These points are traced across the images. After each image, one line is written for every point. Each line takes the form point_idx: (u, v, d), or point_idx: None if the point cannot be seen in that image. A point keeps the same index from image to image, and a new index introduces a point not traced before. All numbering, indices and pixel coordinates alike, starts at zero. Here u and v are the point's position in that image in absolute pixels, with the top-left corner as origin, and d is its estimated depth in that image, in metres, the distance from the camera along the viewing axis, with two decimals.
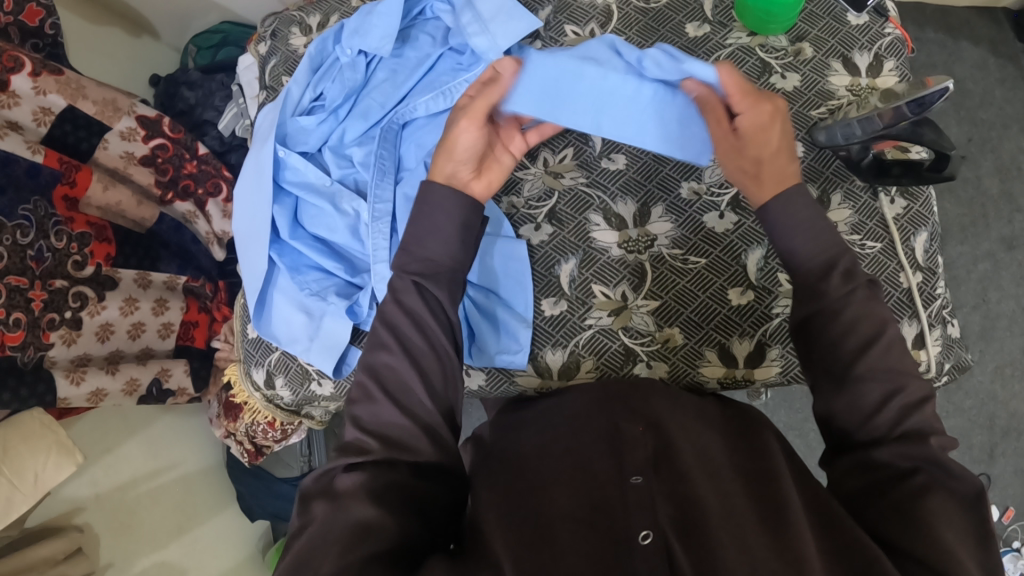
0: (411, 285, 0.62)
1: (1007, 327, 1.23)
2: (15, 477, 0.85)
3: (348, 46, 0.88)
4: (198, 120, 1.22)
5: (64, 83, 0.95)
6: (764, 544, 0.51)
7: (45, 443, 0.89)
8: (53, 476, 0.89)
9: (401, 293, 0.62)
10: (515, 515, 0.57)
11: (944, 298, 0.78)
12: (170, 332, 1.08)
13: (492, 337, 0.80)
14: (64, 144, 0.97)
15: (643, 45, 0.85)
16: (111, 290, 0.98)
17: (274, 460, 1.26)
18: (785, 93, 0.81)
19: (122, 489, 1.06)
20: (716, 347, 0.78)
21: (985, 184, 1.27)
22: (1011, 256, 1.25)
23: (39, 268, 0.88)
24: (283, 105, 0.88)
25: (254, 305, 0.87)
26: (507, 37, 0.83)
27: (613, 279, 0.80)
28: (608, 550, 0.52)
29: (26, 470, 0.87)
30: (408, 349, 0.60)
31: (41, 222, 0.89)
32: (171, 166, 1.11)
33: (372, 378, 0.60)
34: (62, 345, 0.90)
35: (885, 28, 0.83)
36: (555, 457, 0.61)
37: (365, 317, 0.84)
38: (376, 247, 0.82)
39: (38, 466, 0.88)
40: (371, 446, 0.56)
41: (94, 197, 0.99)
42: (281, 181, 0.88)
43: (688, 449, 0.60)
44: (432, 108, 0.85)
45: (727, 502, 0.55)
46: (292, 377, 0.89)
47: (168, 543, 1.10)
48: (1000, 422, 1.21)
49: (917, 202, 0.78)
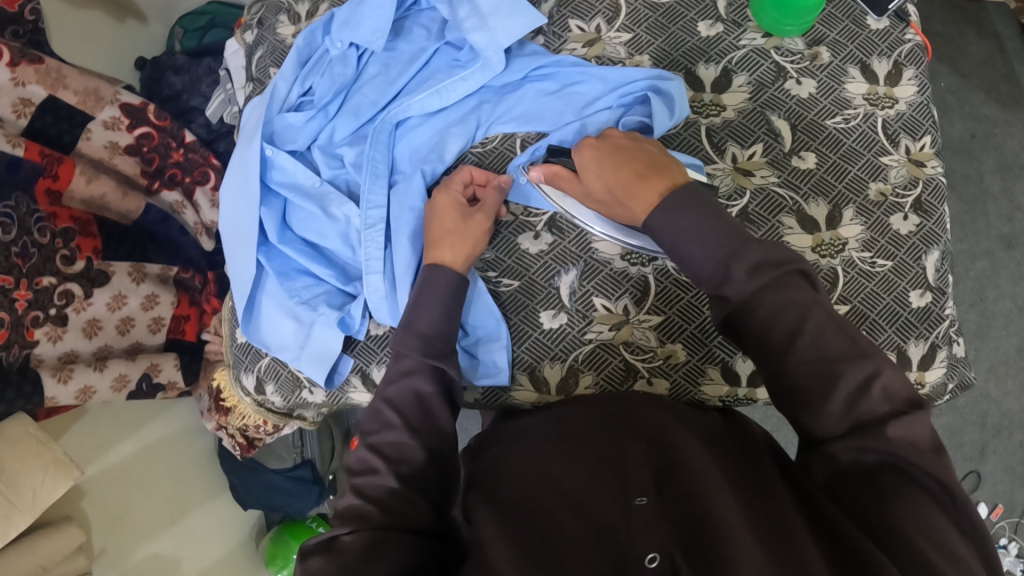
0: (421, 365, 0.65)
1: (1003, 326, 1.21)
2: (12, 494, 0.85)
3: (338, 39, 0.83)
4: (184, 107, 1.18)
5: (44, 72, 0.92)
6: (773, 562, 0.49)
7: (41, 460, 0.89)
8: (52, 492, 0.89)
9: (408, 374, 0.64)
10: (518, 539, 0.55)
11: (953, 317, 0.77)
12: (160, 327, 1.05)
13: (466, 362, 0.78)
14: (46, 137, 0.93)
15: (652, 43, 0.82)
16: (100, 287, 0.95)
17: (267, 451, 1.21)
18: (799, 100, 0.79)
19: (111, 482, 1.04)
20: (718, 365, 0.77)
21: (986, 182, 1.24)
22: (1010, 255, 1.22)
23: (25, 265, 0.85)
24: (270, 101, 0.83)
25: (242, 311, 0.85)
26: (508, 35, 0.79)
27: (615, 291, 0.77)
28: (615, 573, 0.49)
29: (22, 487, 0.87)
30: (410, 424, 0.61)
31: (23, 219, 0.86)
32: (158, 155, 1.08)
33: (375, 452, 0.61)
34: (48, 341, 0.87)
35: (906, 33, 0.81)
36: (553, 479, 0.59)
37: (358, 327, 0.82)
38: (368, 256, 0.79)
39: (35, 484, 0.88)
40: (373, 510, 0.56)
41: (79, 188, 0.96)
42: (269, 181, 0.84)
43: (693, 465, 0.58)
44: (426, 107, 0.81)
45: (738, 517, 0.52)
46: (282, 384, 0.86)
47: (160, 534, 1.09)
48: (992, 421, 1.19)
49: (931, 219, 0.77)
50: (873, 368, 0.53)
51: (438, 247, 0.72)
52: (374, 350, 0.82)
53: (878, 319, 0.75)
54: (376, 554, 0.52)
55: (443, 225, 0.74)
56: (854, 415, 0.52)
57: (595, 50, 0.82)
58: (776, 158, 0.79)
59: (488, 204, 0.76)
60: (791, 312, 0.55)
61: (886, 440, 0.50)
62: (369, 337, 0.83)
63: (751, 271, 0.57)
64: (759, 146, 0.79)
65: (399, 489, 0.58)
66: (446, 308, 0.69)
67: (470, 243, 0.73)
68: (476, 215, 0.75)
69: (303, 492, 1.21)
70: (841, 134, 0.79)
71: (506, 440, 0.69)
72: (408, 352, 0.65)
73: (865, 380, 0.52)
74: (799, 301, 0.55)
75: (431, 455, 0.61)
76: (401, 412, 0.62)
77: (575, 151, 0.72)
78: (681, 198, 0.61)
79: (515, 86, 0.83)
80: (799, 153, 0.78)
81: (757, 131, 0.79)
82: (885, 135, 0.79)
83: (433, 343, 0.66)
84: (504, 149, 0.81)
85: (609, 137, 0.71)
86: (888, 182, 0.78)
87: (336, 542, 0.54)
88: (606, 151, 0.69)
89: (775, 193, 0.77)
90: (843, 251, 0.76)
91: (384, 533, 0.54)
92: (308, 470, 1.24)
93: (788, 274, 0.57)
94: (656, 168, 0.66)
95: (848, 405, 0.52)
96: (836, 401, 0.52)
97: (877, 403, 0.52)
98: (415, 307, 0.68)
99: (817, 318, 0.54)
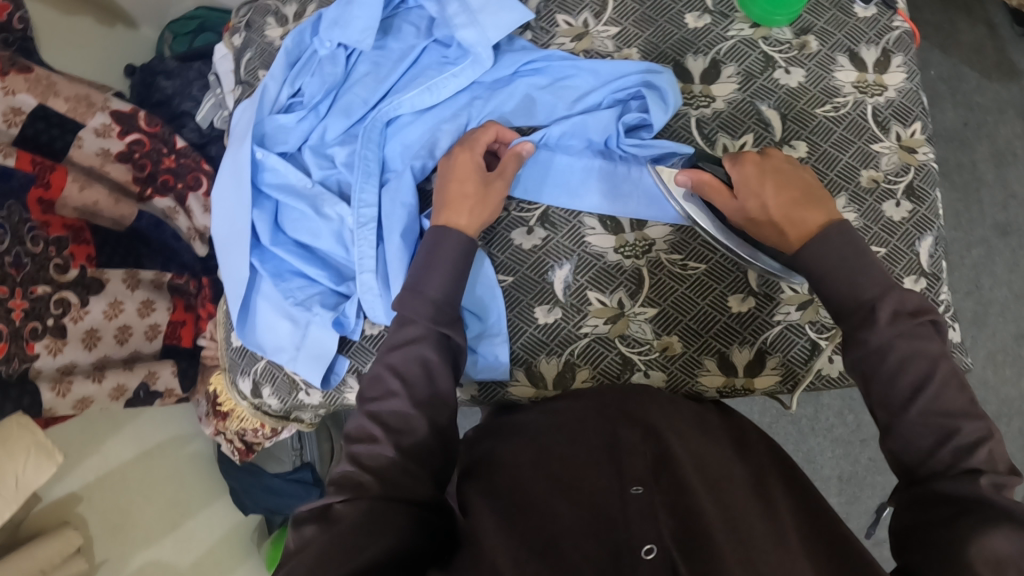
0: (429, 332, 0.65)
1: (999, 314, 1.21)
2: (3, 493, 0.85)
3: (327, 39, 0.83)
4: (176, 111, 1.18)
5: (34, 80, 0.93)
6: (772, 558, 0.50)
7: (24, 444, 0.83)
8: (35, 477, 0.84)
9: (415, 340, 0.64)
10: (517, 527, 0.55)
11: (947, 302, 0.78)
12: (157, 333, 1.05)
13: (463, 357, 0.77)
14: (38, 144, 0.93)
15: (640, 37, 0.82)
16: (96, 294, 0.94)
17: (266, 455, 1.22)
18: (789, 90, 0.80)
19: (112, 487, 1.03)
20: (715, 356, 0.77)
21: (980, 170, 1.24)
22: (1005, 243, 1.22)
23: (19, 275, 0.83)
24: (261, 102, 0.84)
25: (237, 314, 0.85)
26: (497, 31, 0.79)
27: (609, 285, 0.78)
28: (610, 563, 0.50)
29: (5, 473, 0.81)
30: (412, 392, 0.62)
31: (15, 228, 0.84)
32: (149, 161, 1.08)
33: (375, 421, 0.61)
34: (48, 354, 0.87)
35: (893, 21, 0.81)
36: (550, 468, 0.60)
37: (353, 326, 0.82)
38: (362, 255, 0.79)
39: (18, 470, 0.82)
40: (373, 484, 0.56)
41: (72, 197, 0.95)
42: (260, 183, 0.84)
43: (687, 457, 0.58)
44: (417, 104, 0.81)
45: (731, 517, 0.53)
46: (278, 386, 0.86)
47: (161, 539, 1.08)
48: (991, 408, 1.19)
49: (923, 205, 0.77)
50: (986, 430, 0.53)
51: (453, 210, 0.71)
52: (369, 350, 0.83)
53: None
54: (374, 525, 0.52)
55: (461, 188, 0.73)
56: (959, 467, 0.52)
57: (584, 45, 0.82)
58: (768, 148, 0.78)
59: (507, 169, 0.75)
60: (917, 363, 0.56)
61: (975, 485, 0.50)
62: (364, 337, 0.83)
63: (891, 319, 0.58)
64: (750, 136, 0.79)
65: (398, 460, 0.58)
66: (455, 273, 0.69)
67: (488, 210, 0.73)
68: (494, 182, 0.74)
69: (303, 494, 1.20)
70: (831, 122, 0.79)
71: (503, 431, 0.69)
72: (417, 319, 0.65)
73: (976, 440, 0.53)
74: (928, 352, 0.56)
75: (433, 427, 0.61)
76: (405, 378, 0.63)
77: (730, 162, 0.69)
78: (839, 236, 0.62)
79: (505, 81, 0.83)
80: (790, 142, 0.78)
81: (747, 122, 0.79)
82: (875, 122, 0.79)
83: (444, 310, 0.66)
84: None
85: (769, 156, 0.69)
86: (879, 169, 0.78)
87: (331, 511, 0.54)
88: (767, 170, 0.68)
89: None
90: None
91: (381, 503, 0.54)
92: (308, 473, 1.23)
93: (920, 325, 0.57)
94: (814, 198, 0.66)
95: (952, 458, 0.53)
96: (944, 451, 0.53)
97: (980, 459, 0.52)
98: (426, 269, 0.68)
99: (943, 374, 0.55)
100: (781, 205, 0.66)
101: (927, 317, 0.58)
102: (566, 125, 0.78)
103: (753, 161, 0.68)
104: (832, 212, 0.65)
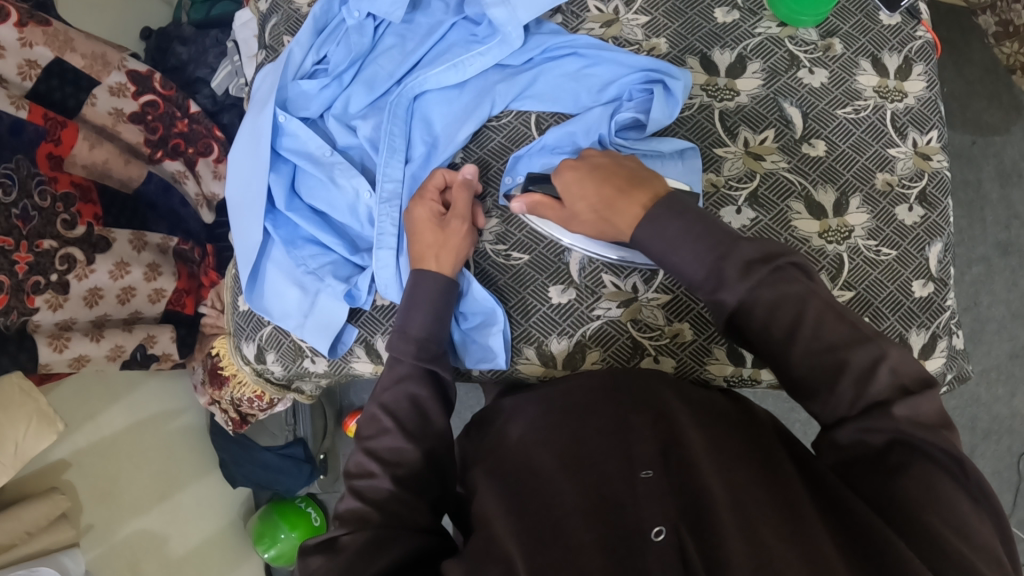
0: (414, 371, 0.66)
1: (996, 331, 1.23)
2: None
3: (355, 9, 0.83)
4: (190, 77, 1.17)
5: (52, 35, 0.90)
6: (784, 538, 0.49)
7: (25, 413, 0.86)
8: (33, 445, 0.87)
9: (403, 379, 0.66)
10: (522, 512, 0.55)
11: (953, 308, 0.79)
12: (161, 297, 1.03)
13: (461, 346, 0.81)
14: (50, 100, 0.92)
15: (669, 27, 0.83)
16: (102, 253, 0.92)
17: (260, 428, 1.20)
18: (811, 89, 0.81)
19: (105, 455, 1.02)
20: (724, 345, 0.78)
21: (984, 189, 1.27)
22: (1005, 262, 1.25)
23: (25, 227, 0.82)
24: (285, 68, 0.83)
25: (247, 278, 0.84)
26: (529, 12, 0.79)
27: (624, 270, 0.79)
28: (620, 547, 0.49)
29: (5, 440, 0.83)
30: (407, 429, 0.63)
31: (24, 181, 0.83)
32: (162, 125, 1.07)
33: (372, 458, 0.62)
34: (49, 309, 0.85)
35: (917, 31, 0.82)
36: (559, 448, 0.60)
37: (363, 299, 0.82)
38: (382, 230, 0.80)
39: (19, 437, 0.84)
40: (374, 512, 0.57)
41: (82, 154, 0.94)
42: (279, 147, 0.84)
43: (697, 440, 0.57)
44: (443, 81, 0.82)
45: (741, 496, 0.52)
46: (283, 352, 0.86)
47: (149, 510, 1.07)
48: (981, 424, 1.21)
49: (935, 211, 0.79)
50: (920, 369, 0.53)
51: (421, 258, 0.73)
52: (379, 320, 0.83)
53: (882, 306, 0.77)
54: (379, 548, 0.53)
55: (423, 239, 0.74)
56: (865, 399, 0.52)
57: (613, 31, 0.83)
58: (787, 144, 0.80)
59: (461, 207, 0.76)
60: (788, 303, 0.55)
61: None
62: (374, 307, 0.83)
63: (743, 271, 0.56)
64: (771, 131, 0.80)
65: (396, 491, 0.59)
66: (437, 310, 0.70)
67: (454, 253, 0.74)
68: (453, 222, 0.75)
69: (294, 470, 1.20)
70: (851, 124, 0.80)
71: (504, 415, 0.70)
72: (402, 359, 0.67)
73: (872, 364, 0.53)
74: (796, 291, 0.55)
75: (426, 455, 0.62)
76: (395, 416, 0.63)
77: (554, 174, 0.71)
78: None
79: (531, 64, 0.84)
80: (810, 141, 0.80)
81: (769, 117, 0.80)
82: (893, 127, 0.80)
83: (427, 347, 0.67)
84: (519, 124, 0.82)
85: (587, 157, 0.71)
86: (894, 173, 0.79)
87: (337, 542, 0.54)
88: (584, 170, 0.69)
89: (785, 178, 0.79)
90: (849, 238, 0.78)
91: (387, 531, 0.55)
92: (300, 448, 1.22)
93: (780, 269, 0.57)
94: (638, 181, 0.66)
95: (857, 390, 0.53)
96: (845, 385, 0.53)
97: (881, 389, 0.52)
98: (406, 312, 0.70)
99: (814, 308, 0.55)
100: (606, 201, 0.66)
101: (785, 260, 0.57)
102: (560, 133, 0.79)
103: (570, 167, 0.70)
104: (657, 188, 0.65)
